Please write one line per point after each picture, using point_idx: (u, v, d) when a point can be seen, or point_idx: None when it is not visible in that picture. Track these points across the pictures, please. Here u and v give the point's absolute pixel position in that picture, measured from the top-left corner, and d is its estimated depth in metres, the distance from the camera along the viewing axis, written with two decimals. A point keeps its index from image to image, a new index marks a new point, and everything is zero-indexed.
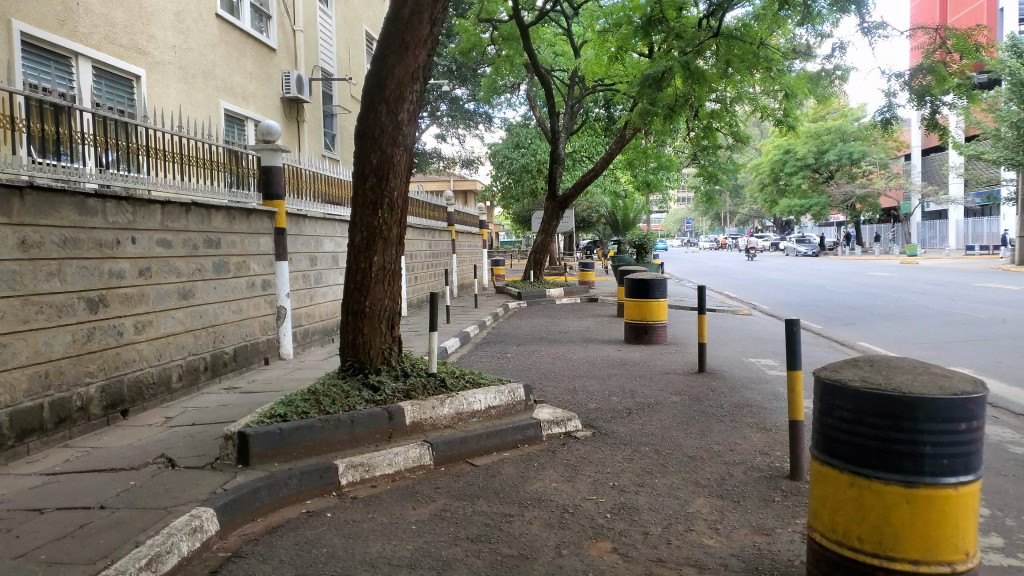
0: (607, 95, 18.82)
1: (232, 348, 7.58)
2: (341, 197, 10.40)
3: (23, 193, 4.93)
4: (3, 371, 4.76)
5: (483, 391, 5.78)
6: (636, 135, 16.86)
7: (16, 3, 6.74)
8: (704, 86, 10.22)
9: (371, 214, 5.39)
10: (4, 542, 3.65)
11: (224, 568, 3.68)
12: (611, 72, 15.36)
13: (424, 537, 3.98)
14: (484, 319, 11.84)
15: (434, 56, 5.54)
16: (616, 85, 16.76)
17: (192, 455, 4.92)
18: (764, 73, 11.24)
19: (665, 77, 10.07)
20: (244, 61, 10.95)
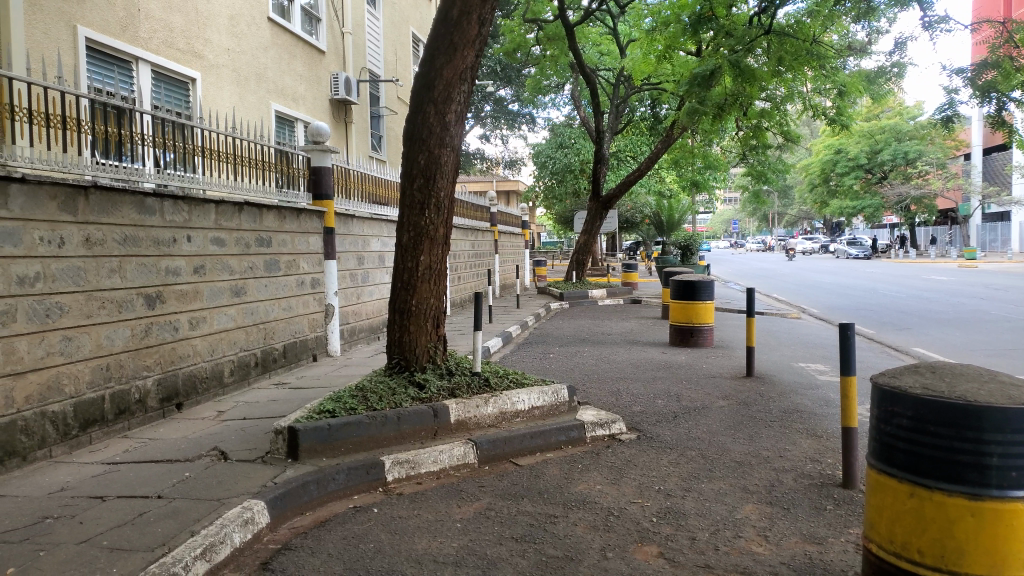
0: (653, 95, 18.67)
1: (283, 344, 7.75)
2: (387, 197, 10.53)
3: (88, 193, 5.12)
4: (68, 363, 4.96)
5: (528, 391, 5.78)
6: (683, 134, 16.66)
7: (82, 9, 7.00)
8: (755, 84, 10.04)
9: (418, 215, 5.43)
10: (69, 528, 3.80)
11: (275, 560, 3.76)
12: (658, 71, 15.19)
13: (469, 536, 4.00)
14: (527, 320, 11.86)
15: (483, 56, 5.55)
16: (663, 84, 16.62)
17: (244, 449, 5.04)
18: (817, 71, 11.03)
19: (714, 75, 9.97)
20: (295, 63, 11.16)
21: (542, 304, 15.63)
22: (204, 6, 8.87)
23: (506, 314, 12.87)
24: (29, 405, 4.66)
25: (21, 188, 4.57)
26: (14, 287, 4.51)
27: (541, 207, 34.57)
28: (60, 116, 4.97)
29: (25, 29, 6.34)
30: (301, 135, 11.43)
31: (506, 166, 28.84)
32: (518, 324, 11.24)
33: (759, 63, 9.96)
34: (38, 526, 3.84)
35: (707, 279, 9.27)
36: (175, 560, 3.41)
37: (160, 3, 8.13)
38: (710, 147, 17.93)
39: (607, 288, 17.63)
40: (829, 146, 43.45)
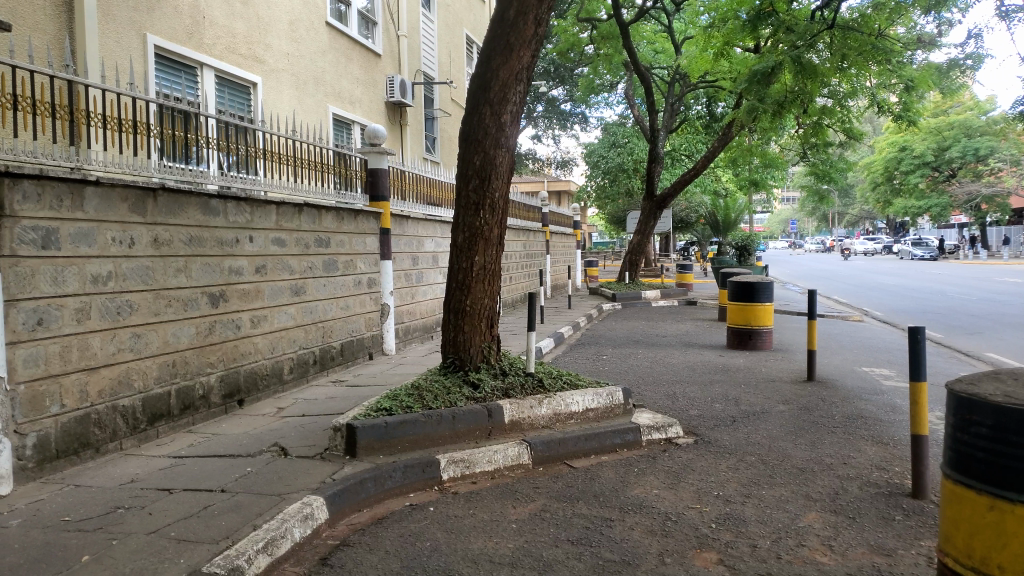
0: (708, 92, 18.38)
1: (340, 343, 7.88)
2: (441, 198, 10.60)
3: (156, 195, 5.32)
4: (137, 359, 5.17)
5: (582, 393, 5.74)
6: (739, 133, 16.35)
7: (152, 17, 7.25)
8: (817, 81, 9.86)
9: (473, 215, 5.45)
10: (139, 518, 3.93)
11: (334, 555, 3.82)
12: (715, 68, 14.98)
13: (525, 537, 4.00)
14: (580, 321, 11.81)
15: (539, 56, 5.53)
16: (719, 81, 16.34)
17: (303, 445, 5.13)
18: (884, 66, 10.70)
19: (774, 71, 9.79)
20: (352, 66, 11.35)
21: (595, 305, 15.53)
22: (265, 12, 9.09)
23: (559, 315, 12.83)
24: (102, 399, 4.89)
25: (95, 191, 4.84)
26: (89, 285, 4.78)
27: (593, 207, 34.33)
28: (132, 121, 5.19)
29: (99, 38, 6.62)
30: (357, 137, 11.61)
31: (558, 167, 28.77)
32: (571, 324, 11.20)
33: (821, 59, 9.78)
34: (110, 515, 3.98)
35: (766, 281, 9.07)
36: (239, 553, 3.49)
37: (224, 10, 8.36)
38: (768, 145, 17.54)
39: (661, 289, 17.44)
40: (892, 143, 41.97)
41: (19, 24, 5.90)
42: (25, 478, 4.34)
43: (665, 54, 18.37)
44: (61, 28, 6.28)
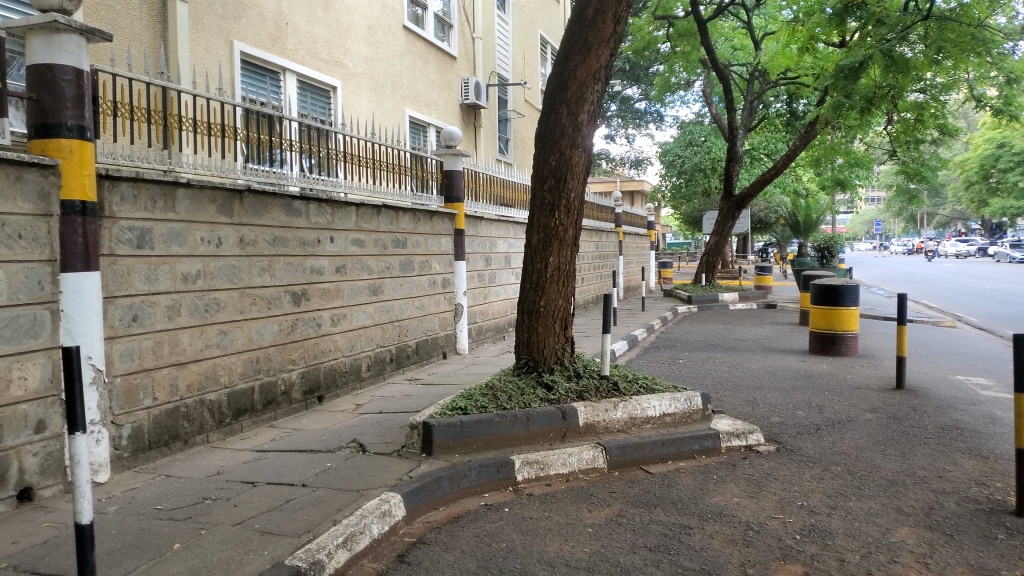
0: (790, 89, 17.87)
1: (415, 342, 7.98)
2: (514, 199, 10.62)
3: (243, 197, 5.50)
4: (223, 355, 5.36)
5: (659, 397, 5.62)
6: (823, 130, 15.81)
7: (239, 25, 7.51)
8: (910, 75, 9.46)
9: (549, 216, 5.43)
10: (225, 509, 4.06)
11: (411, 553, 3.85)
12: (798, 65, 14.54)
13: (601, 541, 3.94)
14: (654, 323, 11.63)
15: (617, 55, 5.45)
16: (802, 77, 15.86)
17: (381, 442, 5.21)
18: (986, 58, 10.15)
19: (863, 66, 9.48)
20: (428, 69, 11.50)
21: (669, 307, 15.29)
22: (346, 18, 9.30)
23: (632, 317, 12.68)
24: (190, 393, 5.08)
25: (186, 193, 5.03)
26: (179, 283, 4.99)
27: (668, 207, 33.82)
28: (220, 124, 5.38)
29: (190, 46, 6.90)
30: (432, 139, 11.76)
31: (631, 166, 28.47)
32: (645, 327, 11.05)
33: (914, 52, 9.36)
34: (199, 505, 4.13)
35: (852, 284, 8.74)
36: (320, 547, 3.56)
37: (306, 16, 8.59)
38: (853, 143, 16.88)
39: (738, 291, 17.02)
40: (988, 139, 39.47)
41: (119, 34, 6.21)
42: (121, 466, 4.54)
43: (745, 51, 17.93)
44: (157, 36, 6.58)
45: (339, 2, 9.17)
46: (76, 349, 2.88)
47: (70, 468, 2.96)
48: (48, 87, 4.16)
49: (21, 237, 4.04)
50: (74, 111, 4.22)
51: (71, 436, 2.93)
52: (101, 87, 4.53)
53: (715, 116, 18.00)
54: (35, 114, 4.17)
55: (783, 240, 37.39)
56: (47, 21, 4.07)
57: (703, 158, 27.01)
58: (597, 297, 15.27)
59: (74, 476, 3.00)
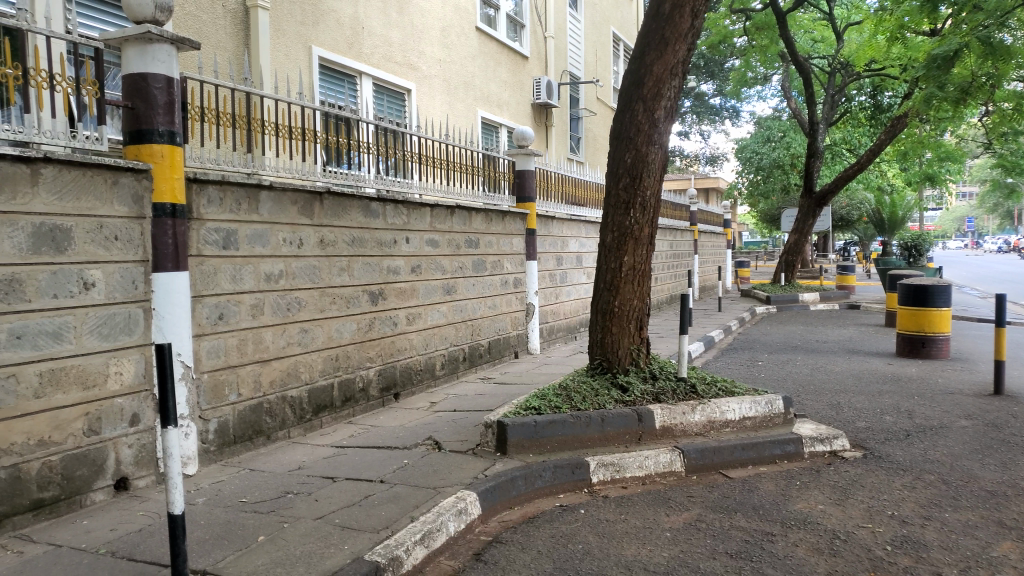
0: (876, 81, 17.22)
1: (488, 341, 8.01)
2: (586, 198, 10.55)
3: (322, 199, 5.64)
4: (305, 353, 5.50)
5: (739, 400, 5.47)
6: (911, 124, 15.12)
7: (317, 31, 7.70)
8: (1012, 62, 9.00)
9: (623, 214, 5.36)
10: (307, 504, 4.15)
11: (487, 552, 3.86)
12: (885, 56, 14.02)
13: (680, 546, 3.86)
14: (731, 324, 11.36)
15: (695, 50, 5.34)
16: (888, 69, 15.24)
17: (456, 440, 5.25)
18: None
19: (958, 55, 9.12)
20: (500, 70, 11.55)
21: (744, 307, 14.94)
22: (420, 21, 9.43)
23: (708, 318, 12.41)
24: (273, 390, 5.23)
25: (269, 195, 5.19)
26: (263, 283, 5.15)
27: (745, 205, 33.01)
28: (300, 128, 5.53)
29: (272, 52, 7.11)
30: (503, 139, 11.80)
31: (705, 163, 27.96)
32: (722, 328, 10.79)
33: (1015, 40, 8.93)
34: (282, 499, 4.24)
35: (944, 284, 8.33)
36: (398, 543, 3.60)
37: (382, 20, 8.75)
38: (943, 136, 16.10)
39: (820, 291, 16.45)
40: None
41: (207, 42, 6.45)
42: (208, 459, 4.71)
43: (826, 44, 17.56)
44: (240, 44, 6.81)
45: (413, 5, 9.30)
46: (168, 345, 2.99)
47: (162, 460, 3.08)
48: (142, 95, 4.35)
49: (117, 239, 4.26)
50: (165, 118, 4.39)
51: (163, 429, 3.04)
52: (190, 94, 4.71)
53: (794, 111, 17.48)
54: (130, 122, 4.38)
55: (864, 239, 35.96)
56: (142, 33, 4.27)
57: (782, 154, 26.26)
58: (671, 297, 15.02)
59: (167, 468, 3.12)
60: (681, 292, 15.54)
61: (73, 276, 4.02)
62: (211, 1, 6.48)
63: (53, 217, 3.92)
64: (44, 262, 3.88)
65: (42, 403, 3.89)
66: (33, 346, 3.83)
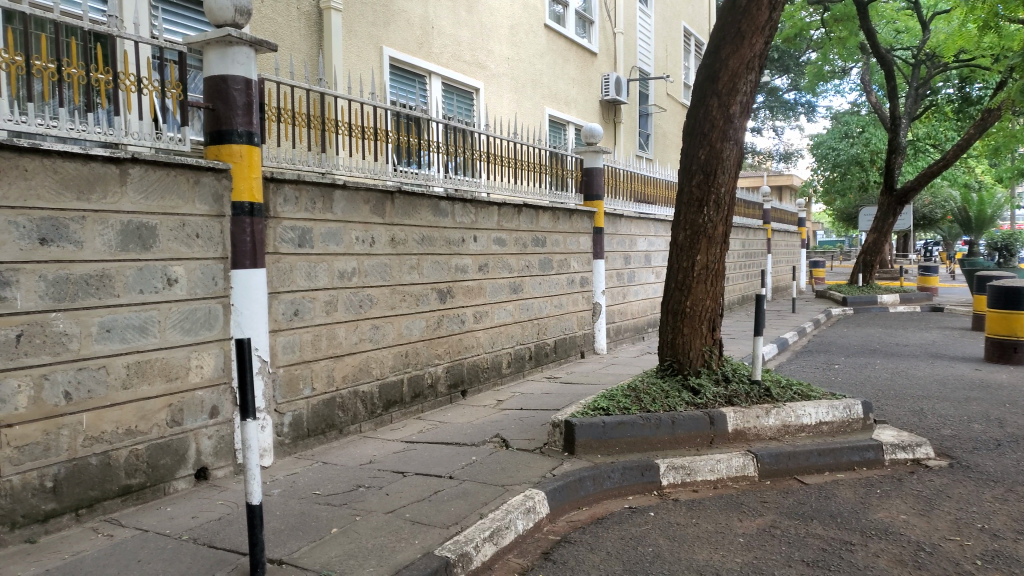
0: (964, 72, 16.41)
1: (554, 340, 8.00)
2: (654, 196, 10.41)
3: (393, 198, 5.72)
4: (376, 349, 5.59)
5: (815, 405, 5.29)
6: (1002, 116, 14.36)
7: (388, 31, 7.81)
8: None
9: (696, 212, 5.27)
10: (378, 498, 4.21)
11: (556, 551, 3.85)
12: (976, 46, 13.35)
13: (754, 552, 3.76)
14: (805, 326, 11.02)
15: (773, 43, 5.20)
16: (979, 59, 14.48)
17: (523, 439, 5.25)
18: None
19: None
20: (568, 67, 11.50)
21: (819, 308, 14.50)
22: (488, 20, 9.48)
23: (781, 319, 12.09)
24: (345, 385, 5.33)
25: (342, 194, 5.28)
26: (337, 280, 5.26)
27: (821, 202, 31.93)
28: (373, 128, 5.61)
29: (345, 53, 7.25)
30: (571, 138, 11.72)
31: (779, 160, 27.20)
32: (796, 329, 10.50)
33: None
34: (354, 492, 4.31)
35: None
36: (468, 540, 3.61)
37: (451, 20, 8.82)
38: None
39: (899, 292, 15.83)
40: None
41: (283, 44, 6.61)
42: (283, 452, 4.83)
43: (910, 35, 16.84)
44: (315, 46, 6.96)
45: (482, 4, 9.35)
46: (247, 340, 3.11)
47: (242, 451, 3.18)
48: (222, 96, 4.48)
49: (198, 237, 4.40)
50: (244, 118, 4.52)
51: (242, 422, 3.15)
52: (267, 95, 4.84)
53: (874, 105, 16.84)
54: (211, 123, 4.52)
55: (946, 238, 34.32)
56: (222, 36, 4.40)
57: (861, 149, 25.32)
58: (742, 298, 14.69)
59: (245, 458, 3.23)
60: (752, 292, 15.19)
61: (158, 273, 4.18)
62: (287, 4, 6.64)
63: (140, 215, 4.09)
64: (132, 258, 4.04)
65: (130, 394, 4.06)
66: (121, 339, 4.00)
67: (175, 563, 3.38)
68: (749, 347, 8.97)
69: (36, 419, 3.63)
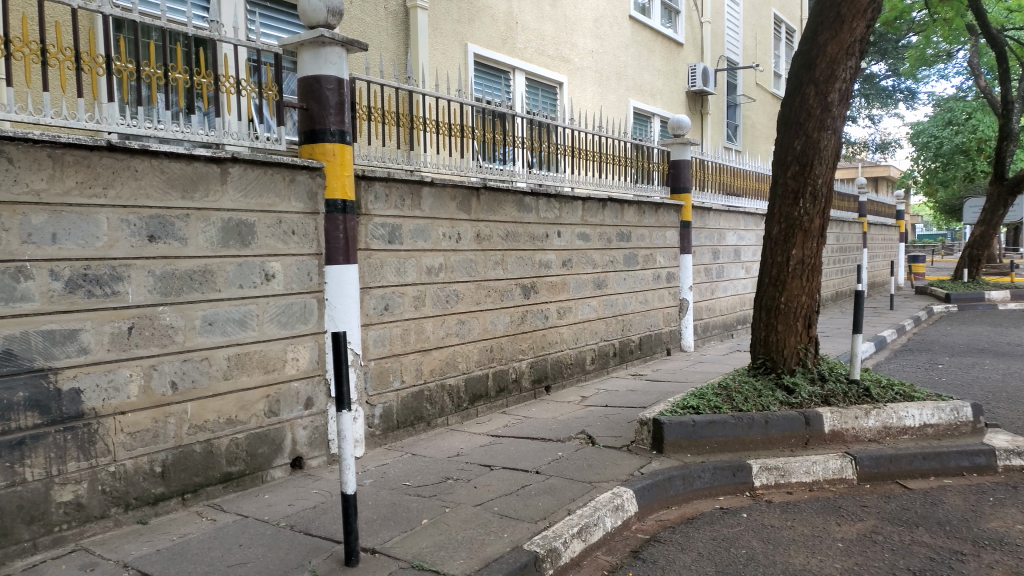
0: None
1: (639, 337, 7.90)
2: (744, 189, 10.15)
3: (479, 194, 5.77)
4: (462, 343, 5.66)
5: (919, 406, 5.05)
6: None
7: (473, 28, 7.86)
8: None
9: (792, 205, 5.10)
10: (466, 490, 4.26)
11: (645, 550, 3.79)
12: None
13: (855, 558, 3.61)
14: (906, 324, 10.50)
15: (875, 27, 4.96)
16: None
17: (610, 436, 5.20)
18: None
19: None
20: (653, 58, 11.30)
21: (919, 305, 13.80)
22: (573, 13, 9.42)
23: (879, 317, 11.56)
24: (433, 378, 5.41)
25: (430, 191, 5.36)
26: (424, 275, 5.35)
27: (921, 194, 30.29)
28: (459, 125, 5.67)
29: (431, 51, 7.34)
30: (657, 130, 11.55)
31: (874, 150, 26.00)
32: (895, 327, 10.02)
33: None
34: (442, 484, 4.37)
35: None
36: (556, 535, 3.60)
37: (535, 14, 8.81)
38: None
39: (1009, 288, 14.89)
40: None
41: (372, 44, 6.74)
42: (374, 443, 4.95)
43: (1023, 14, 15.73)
44: (402, 45, 7.08)
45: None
46: (343, 334, 3.17)
47: (338, 442, 3.24)
48: (316, 96, 4.59)
49: (295, 233, 4.54)
50: (336, 117, 4.62)
51: (338, 413, 3.21)
52: (358, 95, 4.95)
53: (983, 90, 15.86)
54: (305, 122, 4.64)
55: None
56: (316, 37, 4.51)
57: (968, 137, 23.73)
58: (836, 294, 14.13)
59: (341, 449, 3.29)
60: (845, 289, 14.61)
61: (256, 268, 4.33)
62: (375, 5, 6.77)
63: (239, 213, 4.24)
64: (232, 254, 4.20)
65: (230, 384, 4.22)
66: (223, 332, 4.17)
67: (274, 549, 3.50)
68: (845, 345, 8.62)
69: (146, 407, 3.82)
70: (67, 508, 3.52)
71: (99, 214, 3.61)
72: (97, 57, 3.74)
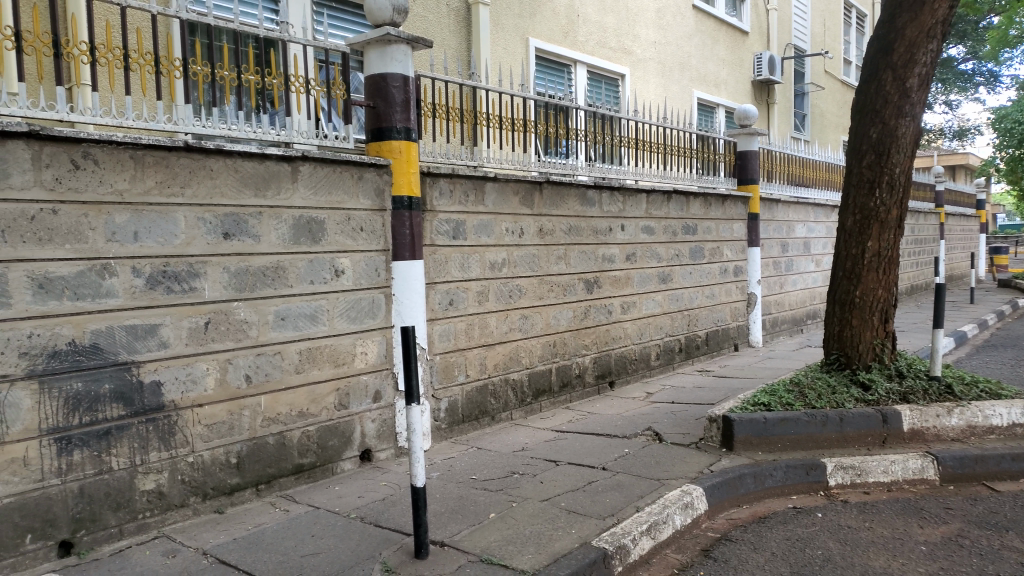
0: None
1: (705, 332, 7.77)
2: (813, 179, 9.87)
3: (542, 188, 5.75)
4: (525, 339, 5.66)
5: (1007, 405, 4.83)
6: None
7: (534, 22, 7.84)
8: None
9: (867, 194, 4.94)
10: (533, 485, 4.25)
11: (717, 549, 3.72)
12: None
13: (939, 562, 3.47)
14: (989, 319, 10.04)
15: (958, 8, 4.75)
16: None
17: (677, 432, 5.13)
18: None
19: None
20: (717, 48, 11.08)
21: (1001, 299, 13.19)
22: (635, 4, 9.30)
23: (959, 311, 11.08)
24: (497, 372, 5.43)
25: (493, 186, 5.37)
26: (488, 271, 5.37)
27: None
28: (521, 119, 5.67)
29: (492, 46, 7.34)
30: (720, 120, 11.35)
31: (952, 137, 24.91)
32: (977, 322, 9.60)
33: None
34: (509, 479, 4.38)
35: None
36: (625, 532, 3.56)
37: (596, 6, 8.73)
38: None
39: None
40: None
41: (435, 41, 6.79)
42: (441, 436, 4.99)
43: None
44: (465, 41, 7.11)
45: None
46: (412, 328, 3.17)
47: (408, 435, 3.26)
48: (382, 94, 4.64)
49: (363, 230, 4.61)
50: (401, 115, 4.66)
51: (407, 407, 3.21)
52: (423, 91, 4.99)
53: None
54: (372, 120, 4.69)
55: None
56: (382, 35, 4.55)
57: None
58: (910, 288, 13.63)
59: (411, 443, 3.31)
60: (920, 282, 14.07)
61: (326, 265, 4.41)
62: (438, 2, 6.81)
63: (309, 210, 4.32)
64: (303, 251, 4.29)
65: (302, 377, 4.31)
66: (294, 327, 4.26)
67: (345, 540, 3.56)
68: (924, 341, 8.30)
69: (222, 400, 3.93)
70: (150, 496, 3.65)
71: (177, 213, 3.72)
72: (173, 60, 3.86)
